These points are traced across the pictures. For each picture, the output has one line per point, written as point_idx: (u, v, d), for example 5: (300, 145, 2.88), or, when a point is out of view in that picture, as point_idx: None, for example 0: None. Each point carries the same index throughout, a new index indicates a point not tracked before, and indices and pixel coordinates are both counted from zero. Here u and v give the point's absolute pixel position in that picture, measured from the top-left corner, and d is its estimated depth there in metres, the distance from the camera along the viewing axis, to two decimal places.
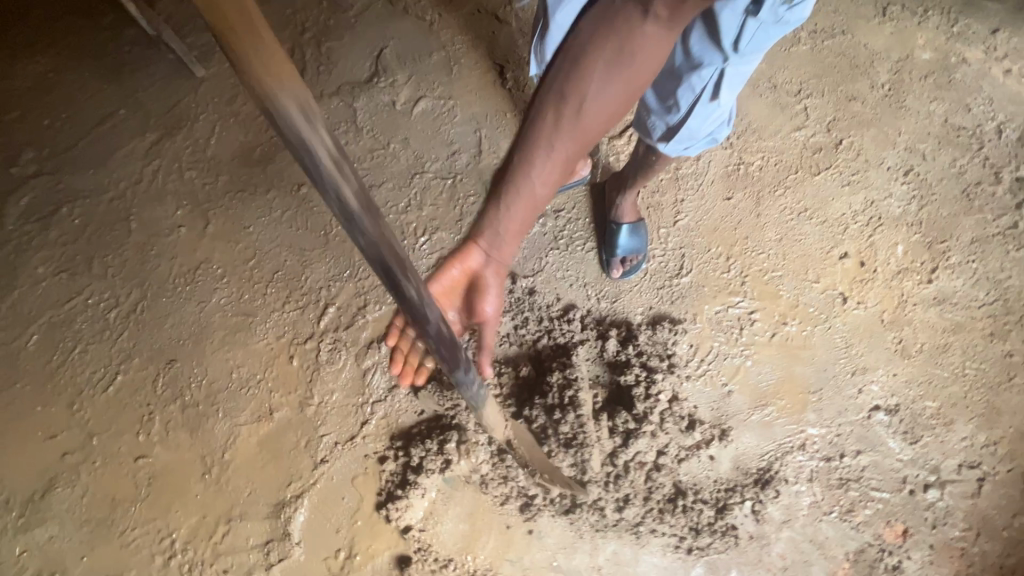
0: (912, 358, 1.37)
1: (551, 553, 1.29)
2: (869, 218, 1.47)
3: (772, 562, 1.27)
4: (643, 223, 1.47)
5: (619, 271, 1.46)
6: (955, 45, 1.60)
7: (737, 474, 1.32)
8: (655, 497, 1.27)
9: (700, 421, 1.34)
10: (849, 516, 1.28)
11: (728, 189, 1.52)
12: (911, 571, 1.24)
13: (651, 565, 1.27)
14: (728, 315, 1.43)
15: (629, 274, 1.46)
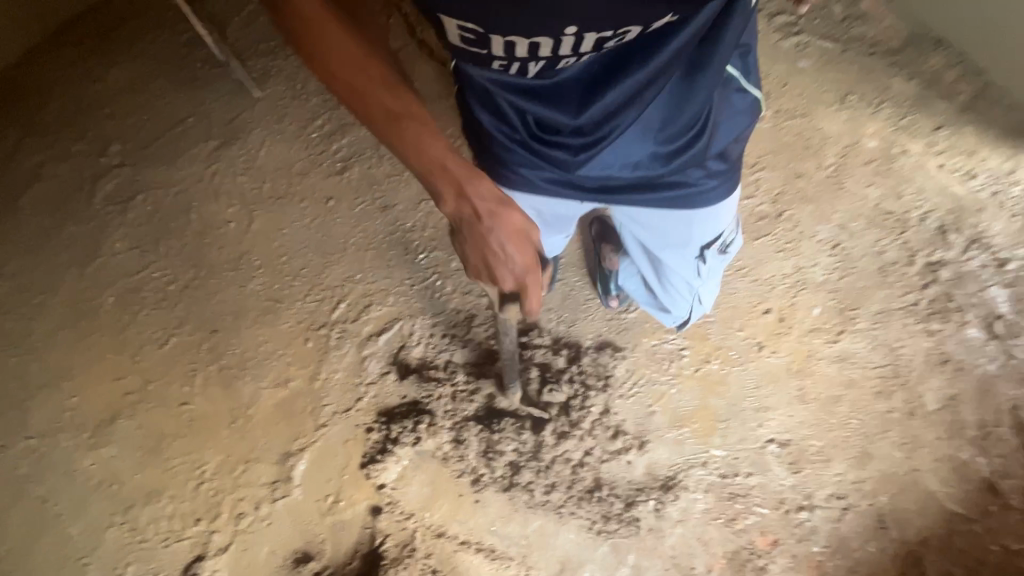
0: (808, 403, 1.65)
1: (491, 520, 1.63)
2: (796, 281, 1.74)
3: (663, 549, 1.58)
4: None
5: (614, 302, 1.74)
6: (899, 137, 1.83)
7: (648, 478, 1.63)
8: (576, 486, 1.61)
9: (624, 432, 1.66)
10: (731, 523, 1.58)
11: None
12: (772, 573, 1.54)
13: (567, 539, 1.60)
14: (662, 349, 1.73)
15: (620, 304, 1.75)
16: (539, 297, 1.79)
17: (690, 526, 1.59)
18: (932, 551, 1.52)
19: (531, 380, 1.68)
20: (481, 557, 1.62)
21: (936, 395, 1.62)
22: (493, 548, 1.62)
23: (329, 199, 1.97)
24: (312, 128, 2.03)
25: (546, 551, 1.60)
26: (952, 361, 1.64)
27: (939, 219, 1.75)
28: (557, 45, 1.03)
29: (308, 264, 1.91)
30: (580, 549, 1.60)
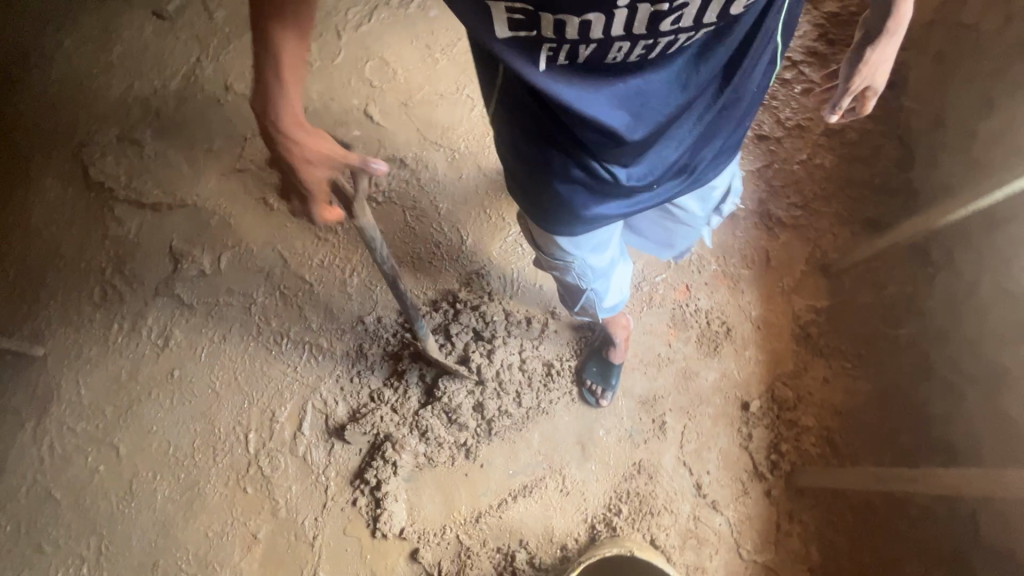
0: None
1: (504, 465, 1.65)
2: None
3: (631, 363, 1.71)
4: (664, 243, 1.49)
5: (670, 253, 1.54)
6: None
7: (578, 327, 1.77)
8: (536, 379, 1.70)
9: (535, 316, 1.80)
10: (654, 302, 1.76)
11: (457, 172, 2.05)
12: (705, 306, 1.75)
13: (566, 422, 1.67)
14: (509, 245, 1.94)
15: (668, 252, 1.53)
16: (396, 289, 1.91)
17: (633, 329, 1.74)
18: (770, 202, 1.85)
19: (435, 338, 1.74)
20: (523, 500, 1.62)
21: None
22: (524, 484, 1.63)
23: (173, 372, 1.91)
24: (112, 336, 1.97)
25: (561, 445, 1.66)
26: None
27: None
28: (610, 22, 0.73)
29: (196, 434, 1.82)
30: (581, 419, 1.67)
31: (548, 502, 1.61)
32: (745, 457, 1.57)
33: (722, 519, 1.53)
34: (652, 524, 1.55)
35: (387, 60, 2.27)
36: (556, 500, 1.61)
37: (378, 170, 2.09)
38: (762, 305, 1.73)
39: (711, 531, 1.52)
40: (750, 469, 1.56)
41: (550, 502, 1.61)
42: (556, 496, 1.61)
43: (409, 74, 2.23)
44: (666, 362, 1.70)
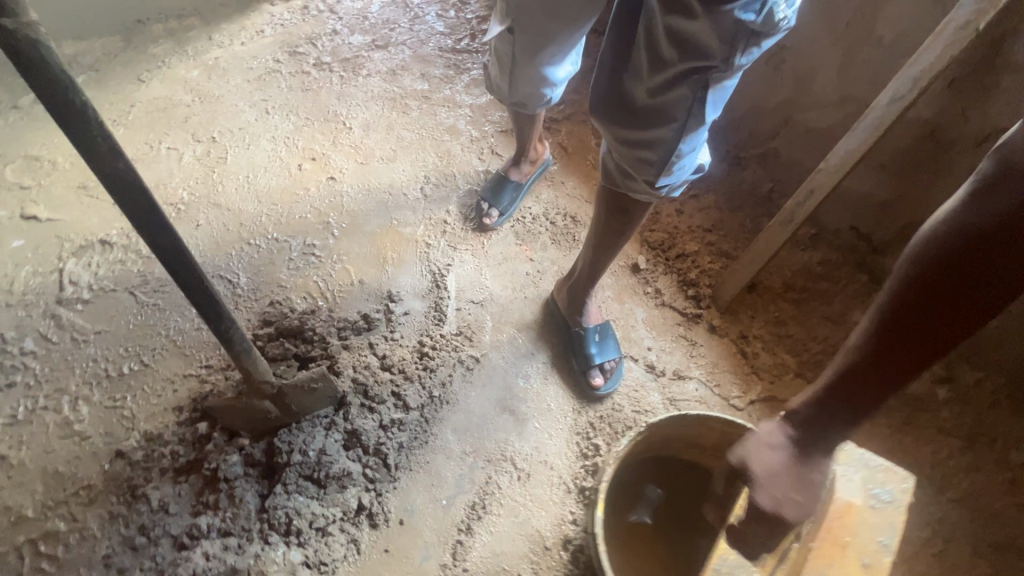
0: (397, 156, 1.71)
1: (432, 497, 1.11)
2: (285, 141, 1.75)
3: (506, 297, 1.39)
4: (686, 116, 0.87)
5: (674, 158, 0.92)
6: (202, 56, 2.04)
7: (426, 295, 1.40)
8: (411, 368, 1.23)
9: (370, 310, 1.36)
10: (493, 232, 1.52)
11: (190, 221, 1.56)
12: (539, 209, 1.57)
13: (476, 396, 1.23)
14: (298, 260, 1.48)
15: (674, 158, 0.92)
16: (162, 385, 1.27)
17: (489, 265, 1.46)
18: None
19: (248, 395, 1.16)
20: (482, 524, 1.08)
21: (418, 80, 1.92)
22: (473, 504, 1.10)
23: None
24: None
25: (486, 425, 1.19)
26: (396, 68, 1.96)
27: (283, 51, 2.04)
28: None
29: None
30: (491, 382, 1.25)
31: (514, 503, 1.11)
32: (670, 311, 1.35)
33: (694, 382, 1.26)
34: None
35: (37, 155, 1.72)
36: (521, 494, 1.11)
37: (70, 265, 1.47)
38: (585, 183, 1.63)
39: (694, 403, 1.23)
40: (681, 318, 1.34)
41: (515, 501, 1.11)
42: (519, 488, 1.12)
43: (75, 157, 1.72)
44: (539, 275, 1.43)
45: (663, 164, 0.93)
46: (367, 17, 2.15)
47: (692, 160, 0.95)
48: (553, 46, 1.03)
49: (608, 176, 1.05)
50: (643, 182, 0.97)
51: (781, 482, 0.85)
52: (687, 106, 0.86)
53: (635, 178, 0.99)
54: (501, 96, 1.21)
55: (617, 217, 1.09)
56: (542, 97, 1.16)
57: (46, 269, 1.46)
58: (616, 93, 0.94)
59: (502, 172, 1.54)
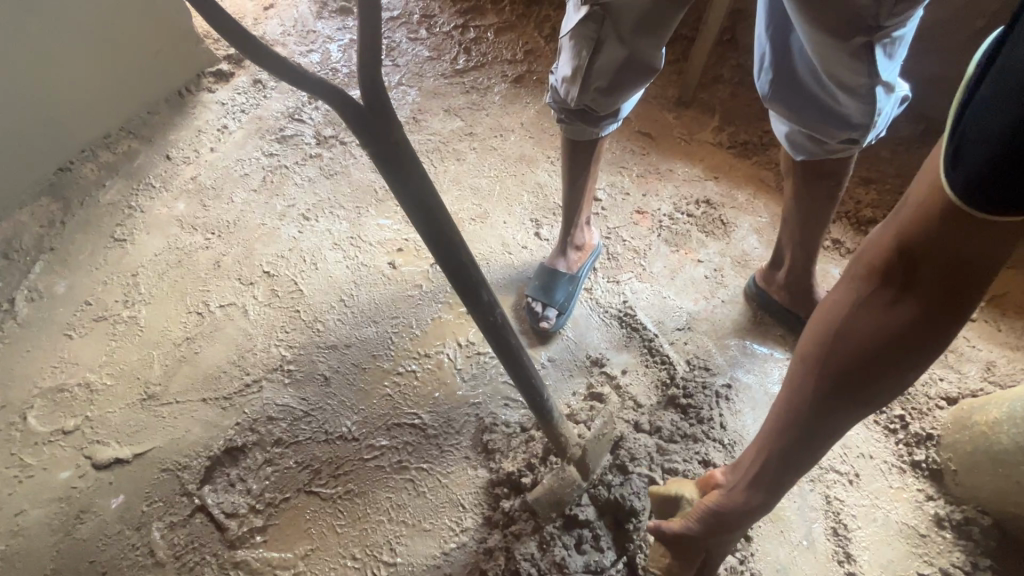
0: (486, 209, 1.51)
1: (791, 543, 1.03)
2: (352, 242, 1.48)
3: (705, 309, 1.30)
4: (860, 109, 0.90)
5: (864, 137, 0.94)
6: (174, 182, 1.65)
7: (629, 343, 1.27)
8: (687, 427, 1.11)
9: (589, 385, 1.22)
10: (642, 250, 1.40)
11: (314, 377, 1.29)
12: (668, 207, 1.47)
13: (756, 421, 1.15)
14: (469, 366, 1.28)
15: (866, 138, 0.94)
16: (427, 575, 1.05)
17: (665, 285, 1.35)
18: None
19: (585, 564, 0.98)
20: (854, 543, 1.03)
21: (447, 119, 1.69)
22: (833, 528, 1.04)
23: None
24: None
25: None
26: (413, 114, 1.71)
27: (269, 141, 1.71)
28: None
29: None
30: (757, 401, 1.17)
31: (865, 508, 1.06)
32: None
33: None
34: (925, 389, 1.14)
35: (59, 382, 1.32)
36: (865, 496, 1.07)
37: (208, 494, 1.16)
38: (692, 162, 1.53)
39: None
40: None
41: (865, 505, 1.06)
42: (858, 492, 1.07)
43: (110, 363, 1.34)
44: (719, 274, 1.35)
45: (863, 133, 0.92)
46: (338, 69, 1.84)
47: (891, 112, 0.93)
48: (647, 25, 0.95)
49: (802, 150, 1.03)
50: (848, 147, 0.97)
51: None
52: (864, 85, 0.86)
53: (828, 144, 0.99)
54: (569, 106, 1.10)
55: (824, 183, 1.06)
56: (615, 102, 1.07)
57: (183, 513, 1.14)
58: (784, 80, 0.96)
59: (547, 263, 1.34)
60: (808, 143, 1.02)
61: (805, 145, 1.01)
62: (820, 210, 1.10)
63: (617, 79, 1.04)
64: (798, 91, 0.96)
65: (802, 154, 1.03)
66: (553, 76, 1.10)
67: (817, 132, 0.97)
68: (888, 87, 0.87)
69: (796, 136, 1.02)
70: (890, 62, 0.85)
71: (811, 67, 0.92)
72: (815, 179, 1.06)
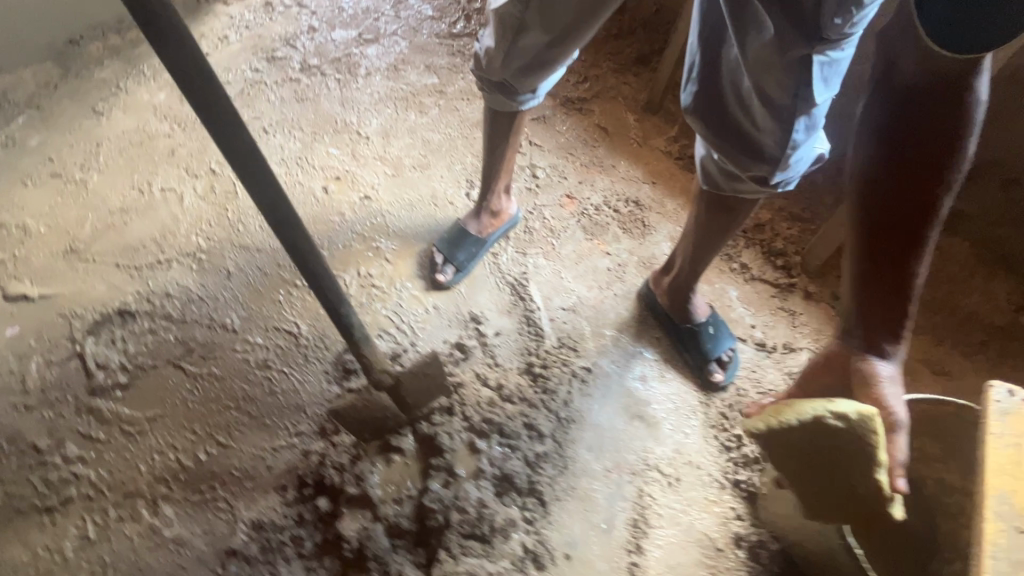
0: (429, 161, 1.57)
1: (590, 523, 1.05)
2: (298, 162, 1.56)
3: (594, 298, 1.33)
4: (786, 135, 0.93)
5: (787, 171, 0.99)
6: (163, 74, 1.76)
7: (512, 310, 1.31)
8: (529, 393, 1.15)
9: (459, 336, 1.26)
10: (558, 232, 1.44)
11: (219, 270, 1.38)
12: (597, 199, 1.49)
13: (600, 407, 1.18)
14: (358, 294, 1.34)
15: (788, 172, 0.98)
16: (251, 462, 1.12)
17: (567, 267, 1.38)
18: (559, 89, 1.71)
19: (384, 483, 1.03)
20: (649, 540, 1.05)
21: (424, 73, 1.76)
22: (634, 521, 1.06)
23: None
24: None
25: (622, 438, 1.14)
26: (396, 62, 1.79)
27: (259, 58, 1.81)
28: None
29: None
30: (609, 390, 1.20)
31: (674, 512, 1.07)
32: (762, 283, 1.34)
33: (806, 353, 1.25)
34: None
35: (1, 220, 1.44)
36: (677, 501, 1.08)
37: (89, 344, 1.26)
38: (636, 164, 1.56)
39: None
40: (774, 289, 1.33)
41: (674, 508, 1.08)
42: (673, 495, 1.09)
43: (49, 215, 1.46)
44: (621, 269, 1.38)
45: (772, 168, 0.97)
46: (343, 8, 1.93)
47: (803, 156, 0.98)
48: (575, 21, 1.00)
49: (712, 178, 1.07)
50: (752, 183, 1.02)
51: (1012, 456, 0.73)
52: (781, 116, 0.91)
53: (740, 177, 1.03)
54: (490, 74, 1.14)
55: (723, 213, 1.10)
56: (534, 83, 1.13)
57: (63, 354, 1.24)
58: (707, 99, 0.98)
59: (461, 222, 1.38)
60: (717, 174, 1.07)
61: (715, 175, 1.05)
62: (716, 235, 1.14)
63: (542, 68, 1.10)
64: (722, 116, 0.98)
65: (709, 183, 1.07)
66: (479, 43, 1.14)
67: (729, 161, 1.01)
68: (810, 119, 0.91)
69: (710, 163, 1.06)
70: (825, 84, 0.87)
71: (734, 89, 0.95)
72: (714, 210, 1.11)
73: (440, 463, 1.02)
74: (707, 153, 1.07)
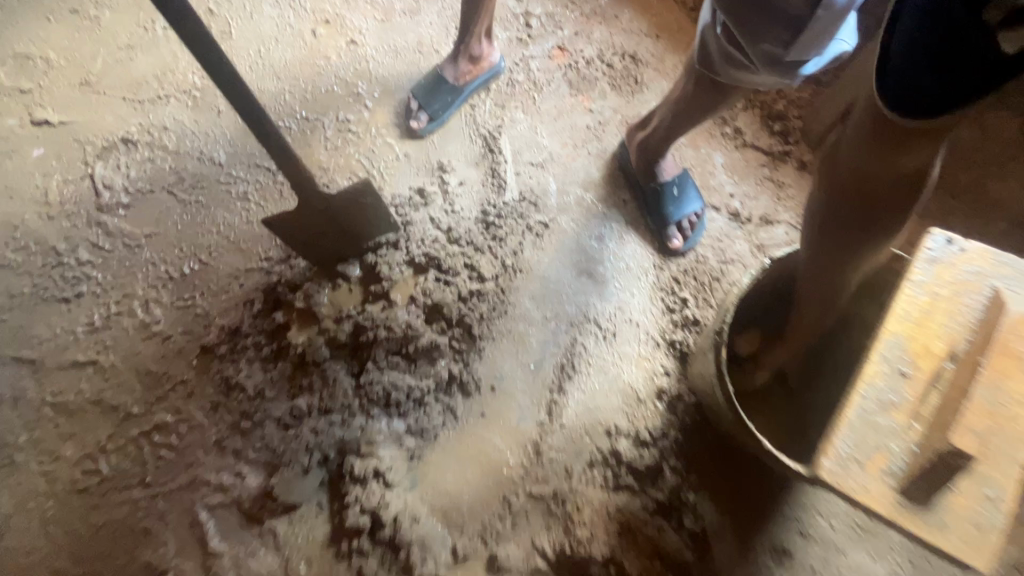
0: (420, 7, 1.49)
1: (519, 361, 1.10)
2: (290, 4, 1.53)
3: (567, 156, 1.28)
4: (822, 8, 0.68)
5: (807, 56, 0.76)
6: None
7: (479, 161, 1.29)
8: (477, 238, 1.16)
9: (424, 183, 1.27)
10: (542, 87, 1.35)
11: (212, 109, 1.44)
12: (590, 52, 1.37)
13: (549, 260, 1.17)
14: (335, 137, 1.36)
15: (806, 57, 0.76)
16: (226, 279, 1.24)
17: (544, 122, 1.32)
18: None
19: (330, 300, 1.12)
20: (573, 384, 1.08)
21: None
22: (562, 365, 1.09)
23: None
24: None
25: (565, 290, 1.15)
26: None
27: None
28: None
29: None
30: (562, 244, 1.19)
31: (602, 362, 1.09)
32: (754, 151, 1.22)
33: (784, 226, 1.16)
34: (726, 287, 1.11)
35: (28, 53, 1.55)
36: (608, 353, 1.10)
37: (98, 168, 1.38)
38: (642, 15, 1.40)
39: (784, 246, 1.14)
40: (766, 158, 1.22)
41: (604, 358, 1.09)
42: (606, 348, 1.10)
43: (68, 49, 1.55)
44: (601, 128, 1.29)
45: (786, 49, 0.74)
46: None
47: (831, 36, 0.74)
48: None
49: (709, 57, 0.88)
50: (762, 68, 0.79)
51: (924, 307, 0.65)
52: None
53: (744, 62, 0.82)
54: None
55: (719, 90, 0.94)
56: None
57: (78, 175, 1.38)
58: None
59: (438, 69, 1.33)
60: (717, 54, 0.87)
61: (713, 55, 0.86)
62: (699, 109, 1.00)
63: None
64: None
65: (705, 62, 0.89)
66: None
67: (737, 32, 0.76)
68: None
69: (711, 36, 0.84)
70: None
71: None
72: (708, 88, 0.95)
73: (379, 290, 1.09)
74: (711, 23, 0.85)
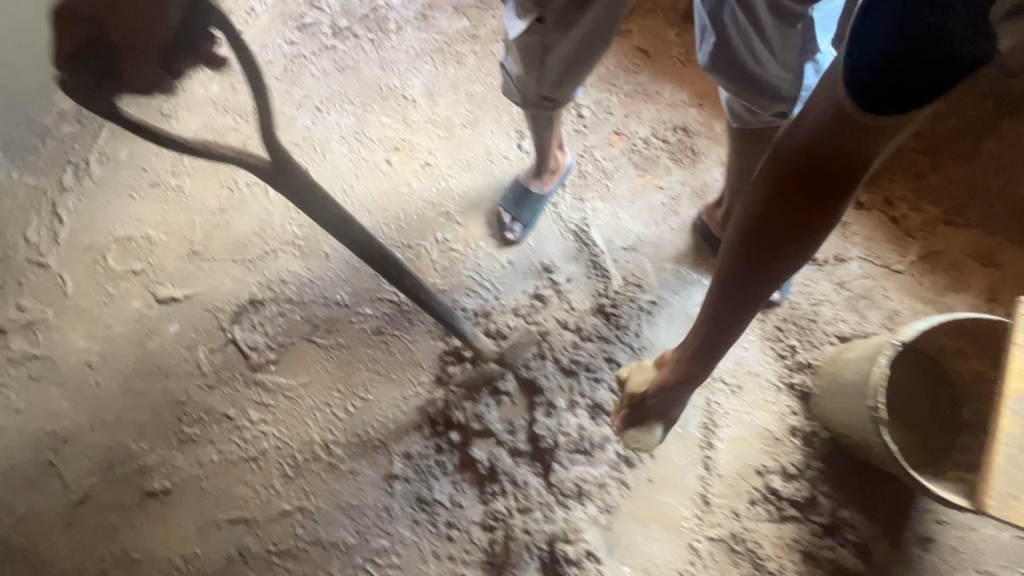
0: (478, 117, 1.64)
1: (668, 429, 1.30)
2: (356, 136, 1.66)
3: (652, 234, 1.45)
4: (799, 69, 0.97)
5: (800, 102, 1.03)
6: None
7: (576, 255, 1.46)
8: (604, 332, 1.36)
9: (535, 286, 1.44)
10: (611, 173, 1.52)
11: (318, 253, 1.59)
12: (645, 131, 1.53)
13: (665, 333, 1.36)
14: (440, 258, 1.51)
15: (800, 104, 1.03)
16: (390, 409, 1.41)
17: (623, 207, 1.48)
18: None
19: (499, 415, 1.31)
20: (718, 438, 1.28)
21: (453, 19, 1.75)
22: (705, 423, 1.29)
23: None
24: None
25: None
26: (424, 9, 1.78)
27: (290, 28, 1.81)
28: None
29: None
30: (673, 316, 1.37)
31: (737, 413, 1.29)
32: None
33: (856, 261, 1.35)
34: (823, 327, 1.31)
35: (128, 233, 1.68)
36: (739, 404, 1.30)
37: (237, 330, 1.54)
38: (681, 86, 1.56)
39: (860, 279, 1.34)
40: None
41: (737, 410, 1.30)
42: (736, 400, 1.30)
43: (164, 223, 1.68)
44: (675, 202, 1.47)
45: (791, 105, 1.02)
46: None
47: None
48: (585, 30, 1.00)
49: (738, 118, 1.13)
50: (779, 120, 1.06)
51: None
52: (793, 57, 0.95)
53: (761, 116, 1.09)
54: (527, 94, 1.18)
55: (757, 146, 1.17)
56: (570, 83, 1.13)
57: (220, 341, 1.54)
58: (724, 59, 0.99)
59: (523, 182, 1.48)
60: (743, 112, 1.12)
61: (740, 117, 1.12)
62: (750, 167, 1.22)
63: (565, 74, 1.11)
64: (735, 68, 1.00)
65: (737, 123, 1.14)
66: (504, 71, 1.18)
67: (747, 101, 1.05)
68: (816, 63, 0.95)
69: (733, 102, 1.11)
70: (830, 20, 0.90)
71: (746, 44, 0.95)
72: (751, 145, 1.18)
73: (542, 399, 1.29)
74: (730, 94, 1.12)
